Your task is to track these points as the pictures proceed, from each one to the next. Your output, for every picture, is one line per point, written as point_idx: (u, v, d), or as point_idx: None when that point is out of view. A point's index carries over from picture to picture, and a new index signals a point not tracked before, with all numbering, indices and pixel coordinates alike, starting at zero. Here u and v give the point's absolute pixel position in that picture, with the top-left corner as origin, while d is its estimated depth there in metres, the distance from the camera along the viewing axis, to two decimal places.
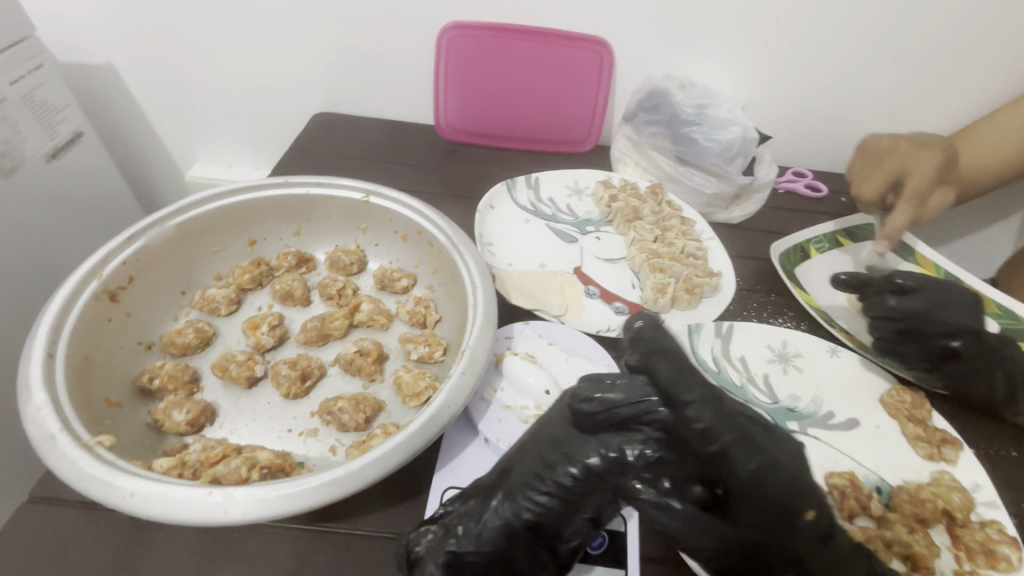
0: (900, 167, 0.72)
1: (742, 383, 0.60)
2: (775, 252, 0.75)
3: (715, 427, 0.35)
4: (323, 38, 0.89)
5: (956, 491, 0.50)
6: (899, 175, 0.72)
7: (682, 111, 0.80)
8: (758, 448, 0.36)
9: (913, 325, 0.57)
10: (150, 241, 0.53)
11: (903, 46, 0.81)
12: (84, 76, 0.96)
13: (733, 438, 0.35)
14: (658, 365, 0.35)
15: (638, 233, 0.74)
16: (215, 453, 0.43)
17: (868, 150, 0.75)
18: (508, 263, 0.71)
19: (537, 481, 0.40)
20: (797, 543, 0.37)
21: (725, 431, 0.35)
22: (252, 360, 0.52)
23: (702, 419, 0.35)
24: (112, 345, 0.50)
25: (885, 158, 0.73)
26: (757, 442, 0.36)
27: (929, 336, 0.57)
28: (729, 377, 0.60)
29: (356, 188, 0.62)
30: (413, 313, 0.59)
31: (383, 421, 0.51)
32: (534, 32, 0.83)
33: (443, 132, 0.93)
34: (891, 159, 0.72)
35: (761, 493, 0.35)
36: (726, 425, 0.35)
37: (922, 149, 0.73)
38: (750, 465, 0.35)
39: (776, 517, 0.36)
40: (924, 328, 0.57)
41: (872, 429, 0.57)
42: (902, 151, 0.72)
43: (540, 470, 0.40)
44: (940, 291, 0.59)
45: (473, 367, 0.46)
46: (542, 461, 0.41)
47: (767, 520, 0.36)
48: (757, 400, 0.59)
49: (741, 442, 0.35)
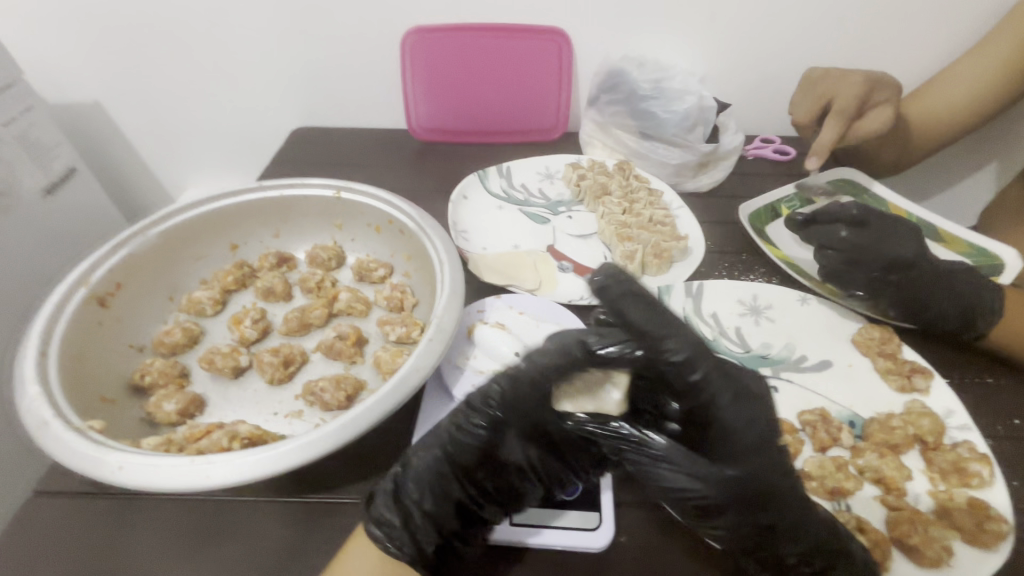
0: (828, 93, 0.78)
1: (714, 337, 0.62)
2: (744, 214, 0.77)
3: (693, 360, 0.41)
4: (294, 56, 0.93)
5: (926, 417, 0.51)
6: (829, 98, 0.77)
7: (640, 87, 0.83)
8: (731, 381, 0.43)
9: (852, 253, 0.60)
10: (134, 248, 0.56)
11: (850, 4, 0.83)
12: (74, 115, 1.01)
13: (712, 372, 0.42)
14: (626, 305, 0.42)
15: (607, 208, 0.76)
16: (198, 430, 0.45)
17: (807, 78, 0.81)
18: (483, 247, 0.74)
19: (482, 408, 0.44)
20: (770, 476, 0.40)
21: (700, 366, 0.41)
22: (237, 351, 0.55)
23: (680, 352, 0.41)
24: (105, 348, 0.52)
25: (815, 87, 0.79)
26: (731, 378, 0.43)
27: (870, 266, 0.60)
28: (701, 332, 0.62)
29: (327, 186, 0.65)
30: (389, 298, 0.62)
31: (364, 398, 0.53)
32: (491, 28, 0.87)
33: (416, 134, 0.96)
34: (821, 90, 0.78)
35: (729, 421, 0.42)
36: (703, 359, 0.42)
37: (852, 74, 0.78)
38: (727, 397, 0.42)
39: (746, 449, 0.41)
40: (863, 257, 0.60)
41: (845, 368, 0.58)
42: (835, 76, 0.78)
43: (526, 396, 0.44)
44: (887, 225, 0.62)
45: (441, 333, 0.48)
46: (530, 391, 0.44)
47: (744, 453, 0.41)
48: (729, 351, 0.60)
49: (719, 376, 0.42)
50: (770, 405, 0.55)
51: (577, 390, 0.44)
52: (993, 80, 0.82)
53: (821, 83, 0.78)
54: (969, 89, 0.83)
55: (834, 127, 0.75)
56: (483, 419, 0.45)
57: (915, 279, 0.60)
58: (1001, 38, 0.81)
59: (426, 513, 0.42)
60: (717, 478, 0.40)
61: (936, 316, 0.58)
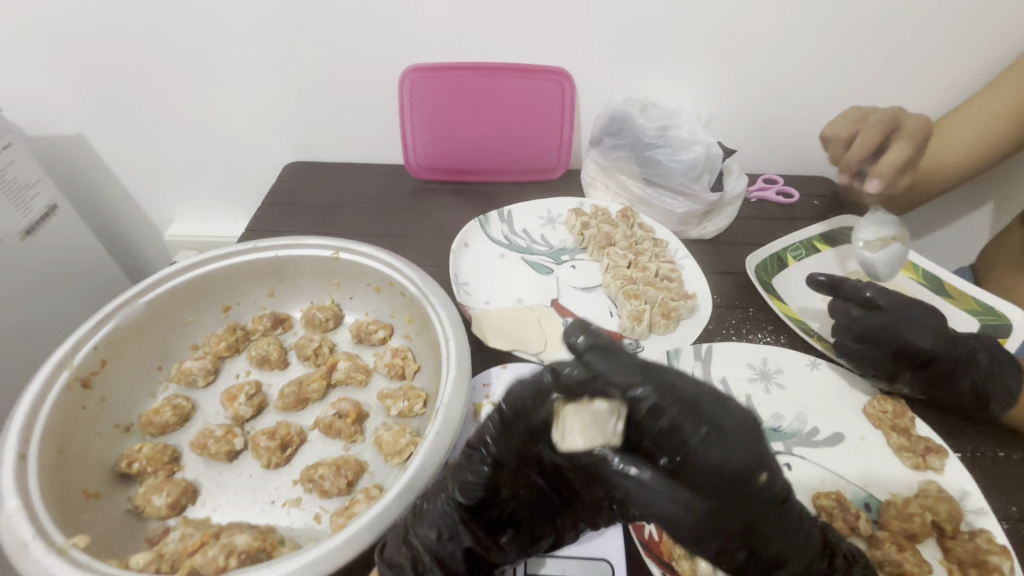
0: (862, 123, 0.75)
1: None
2: (751, 266, 0.75)
3: (660, 403, 0.36)
4: (285, 91, 0.89)
5: (944, 502, 0.50)
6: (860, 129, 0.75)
7: (645, 134, 0.81)
8: (702, 419, 0.36)
9: (875, 335, 0.59)
10: (120, 321, 0.53)
11: (858, 49, 0.82)
12: (54, 147, 0.96)
13: (680, 413, 0.36)
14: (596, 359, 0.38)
15: (612, 260, 0.75)
16: (192, 541, 0.44)
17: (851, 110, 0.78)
18: (485, 301, 0.71)
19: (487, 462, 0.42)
20: (757, 509, 0.37)
21: (669, 407, 0.36)
22: (231, 433, 0.52)
23: (648, 397, 0.36)
24: (89, 433, 0.49)
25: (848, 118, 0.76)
26: (700, 413, 0.36)
27: (891, 345, 0.59)
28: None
29: (325, 246, 0.62)
30: (390, 366, 0.59)
31: (366, 483, 0.51)
32: (493, 67, 0.84)
33: (413, 171, 0.93)
34: (872, 118, 0.74)
35: (705, 464, 0.35)
36: (671, 399, 0.36)
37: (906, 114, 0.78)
38: (697, 436, 0.35)
39: (730, 484, 0.35)
40: (882, 341, 0.59)
41: (858, 442, 0.57)
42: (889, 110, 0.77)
43: (493, 450, 0.42)
44: (913, 309, 0.61)
45: (448, 426, 0.46)
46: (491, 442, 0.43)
47: (720, 486, 0.36)
48: None
49: (687, 408, 0.36)
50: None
51: (539, 446, 0.42)
52: (1001, 127, 0.81)
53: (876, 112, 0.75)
54: (974, 137, 0.81)
55: (901, 152, 0.71)
56: (498, 479, 0.42)
57: (945, 363, 0.58)
58: (1006, 88, 0.79)
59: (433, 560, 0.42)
60: (698, 510, 0.36)
61: (954, 393, 0.58)
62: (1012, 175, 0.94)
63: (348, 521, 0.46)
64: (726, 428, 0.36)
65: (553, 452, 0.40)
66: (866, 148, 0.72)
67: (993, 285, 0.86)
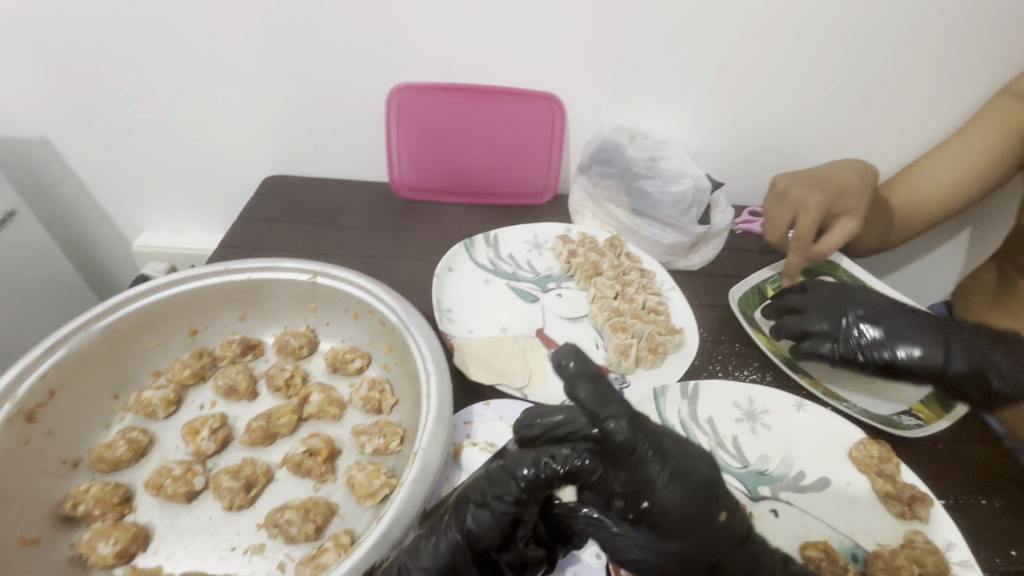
0: (794, 210, 0.76)
1: (710, 448, 0.58)
2: (733, 296, 0.75)
3: (632, 440, 0.39)
4: (268, 103, 0.86)
5: (930, 555, 0.49)
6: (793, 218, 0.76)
7: (634, 164, 0.81)
8: (667, 460, 0.40)
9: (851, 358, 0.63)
10: (73, 348, 0.50)
11: (843, 90, 0.84)
12: (17, 150, 0.91)
13: (649, 448, 0.39)
14: (581, 387, 0.38)
15: (599, 290, 0.74)
16: None
17: (775, 192, 0.79)
18: (468, 330, 0.69)
19: (479, 496, 0.41)
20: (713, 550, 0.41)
21: (640, 441, 0.39)
22: (191, 472, 0.48)
23: (621, 432, 0.38)
24: (30, 471, 0.46)
25: (783, 209, 0.77)
26: (669, 453, 0.40)
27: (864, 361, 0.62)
28: (698, 442, 0.59)
29: (302, 270, 0.60)
30: (367, 399, 0.56)
31: (336, 528, 0.48)
32: (483, 91, 0.83)
33: (397, 190, 0.91)
34: (785, 204, 0.77)
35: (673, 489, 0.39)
36: (641, 434, 0.39)
37: (811, 190, 0.75)
38: (663, 474, 0.39)
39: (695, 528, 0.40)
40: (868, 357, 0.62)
41: (844, 487, 0.56)
42: (794, 194, 0.76)
43: (489, 486, 0.41)
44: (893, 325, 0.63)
45: (425, 473, 0.44)
46: (490, 482, 0.42)
47: (680, 528, 0.40)
48: (726, 466, 0.57)
49: (657, 446, 0.40)
50: (769, 533, 0.53)
51: (535, 479, 0.41)
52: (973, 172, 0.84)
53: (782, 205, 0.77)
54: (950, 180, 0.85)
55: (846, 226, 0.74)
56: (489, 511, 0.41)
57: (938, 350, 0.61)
58: (975, 133, 0.83)
59: None
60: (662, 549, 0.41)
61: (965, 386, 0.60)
62: (985, 216, 0.96)
63: (314, 573, 0.43)
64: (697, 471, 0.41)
65: (543, 480, 0.41)
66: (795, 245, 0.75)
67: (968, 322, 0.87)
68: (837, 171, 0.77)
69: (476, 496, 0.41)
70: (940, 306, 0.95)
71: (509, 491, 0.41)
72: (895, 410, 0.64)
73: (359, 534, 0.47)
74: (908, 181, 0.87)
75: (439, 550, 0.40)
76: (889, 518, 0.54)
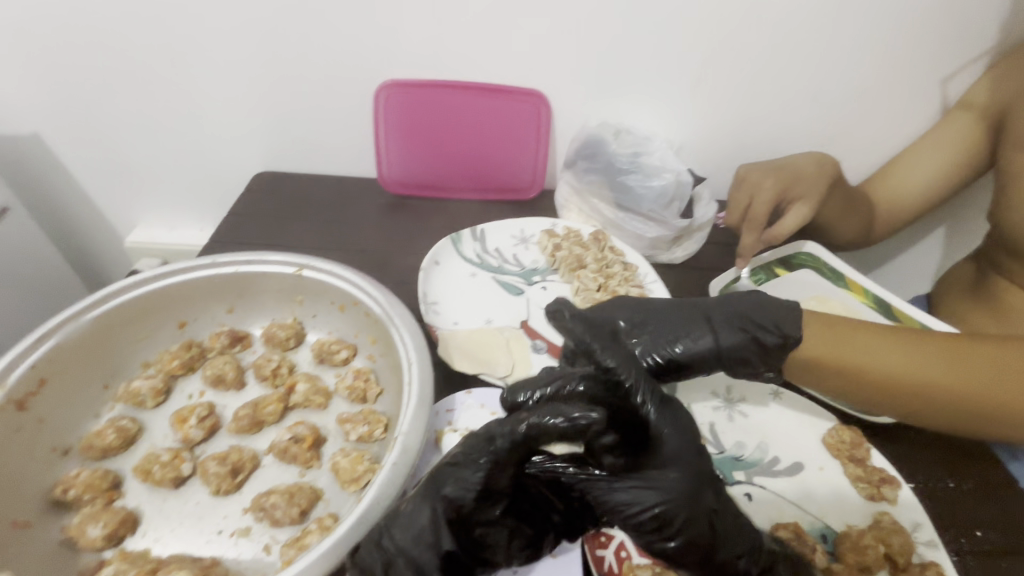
0: (752, 196, 0.79)
1: None
2: (714, 291, 0.77)
3: (620, 369, 0.43)
4: (258, 100, 0.87)
5: (896, 534, 0.51)
6: (750, 202, 0.79)
7: (617, 159, 0.82)
8: (653, 390, 0.44)
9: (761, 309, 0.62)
10: (63, 338, 0.51)
11: (823, 86, 0.85)
12: (9, 147, 0.92)
13: (636, 381, 0.43)
14: (575, 329, 0.47)
15: (583, 283, 0.76)
16: None
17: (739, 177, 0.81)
18: (454, 322, 0.70)
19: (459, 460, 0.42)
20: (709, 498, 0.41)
21: (628, 375, 0.43)
22: (179, 458, 0.50)
23: (610, 363, 0.44)
24: (21, 458, 0.47)
25: (742, 191, 0.80)
26: (653, 393, 0.43)
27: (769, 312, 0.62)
28: None
29: (288, 263, 0.61)
30: (352, 388, 0.58)
31: (321, 512, 0.49)
32: (469, 87, 0.84)
33: (386, 185, 0.92)
34: (744, 189, 0.80)
35: (668, 433, 0.42)
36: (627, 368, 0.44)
37: (770, 177, 0.78)
38: (649, 408, 0.42)
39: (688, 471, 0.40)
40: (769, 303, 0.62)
41: (817, 471, 0.58)
42: (753, 180, 0.79)
43: (474, 449, 0.42)
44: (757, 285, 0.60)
45: (406, 456, 0.45)
46: (470, 446, 0.43)
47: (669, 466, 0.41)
48: None
49: (644, 382, 0.44)
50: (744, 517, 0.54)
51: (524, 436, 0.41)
52: (942, 174, 0.88)
53: (740, 189, 0.80)
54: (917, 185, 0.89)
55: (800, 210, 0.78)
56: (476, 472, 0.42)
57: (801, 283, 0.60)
58: (942, 138, 0.86)
59: (403, 561, 0.40)
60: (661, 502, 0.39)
61: None
62: (964, 210, 0.97)
63: (298, 553, 0.45)
64: (680, 415, 0.43)
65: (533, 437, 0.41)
66: (750, 228, 0.78)
67: (944, 314, 0.88)
68: (797, 161, 0.80)
69: (460, 456, 0.43)
70: (920, 299, 0.96)
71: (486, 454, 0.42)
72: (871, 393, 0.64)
73: (342, 517, 0.49)
74: (881, 184, 0.90)
75: (424, 513, 0.41)
76: (859, 501, 0.55)
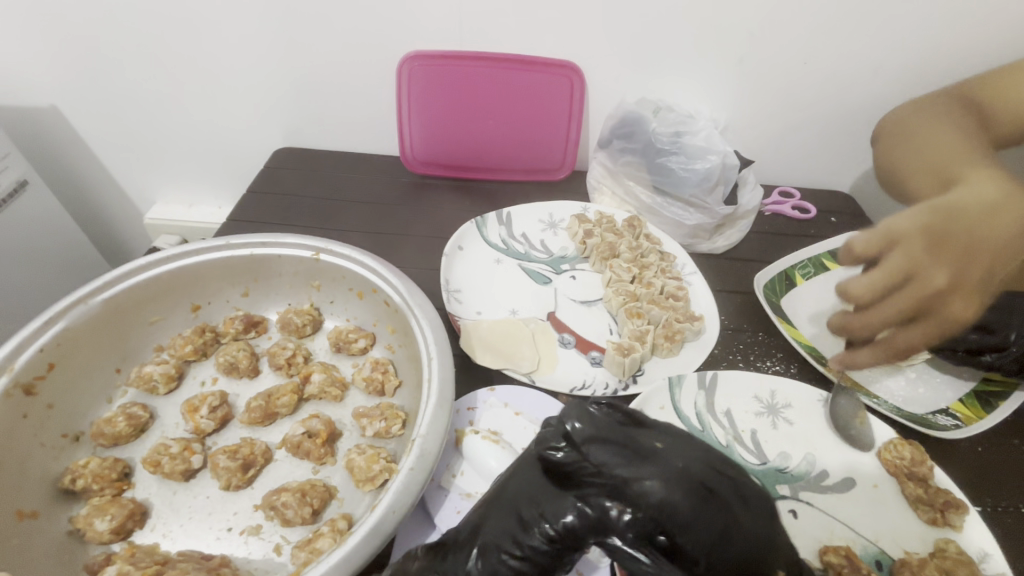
0: (901, 257, 0.40)
1: (727, 442, 0.56)
2: (759, 285, 0.71)
3: (672, 498, 0.35)
4: (276, 72, 0.83)
5: (962, 565, 0.45)
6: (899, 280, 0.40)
7: (657, 139, 0.76)
8: (714, 503, 0.35)
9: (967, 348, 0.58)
10: (72, 322, 0.49)
11: (889, 60, 0.76)
12: (29, 119, 0.91)
13: (693, 501, 0.35)
14: (597, 445, 0.39)
15: (615, 273, 0.71)
16: None
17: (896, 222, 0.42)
18: (477, 312, 0.66)
19: (512, 545, 0.38)
20: None
21: (682, 507, 0.35)
22: (189, 450, 0.48)
23: (658, 491, 0.36)
24: (29, 444, 0.46)
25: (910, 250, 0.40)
26: (714, 505, 0.35)
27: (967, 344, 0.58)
28: (714, 436, 0.56)
29: (304, 246, 0.58)
30: (369, 380, 0.54)
31: (334, 512, 0.47)
32: (497, 59, 0.78)
33: (409, 164, 0.88)
34: (913, 248, 0.40)
35: (730, 556, 0.34)
36: (682, 490, 0.36)
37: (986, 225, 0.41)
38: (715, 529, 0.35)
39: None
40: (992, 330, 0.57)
41: (870, 489, 0.52)
42: (917, 240, 0.40)
43: (518, 532, 0.38)
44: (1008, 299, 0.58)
45: (423, 462, 0.42)
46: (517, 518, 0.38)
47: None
48: (744, 462, 0.54)
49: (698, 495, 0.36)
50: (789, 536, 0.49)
51: (570, 527, 0.37)
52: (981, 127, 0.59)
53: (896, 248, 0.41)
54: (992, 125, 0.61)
55: (915, 257, 0.40)
56: (517, 559, 0.38)
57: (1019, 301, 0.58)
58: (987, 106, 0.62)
59: None
60: None
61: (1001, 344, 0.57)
62: None
63: (308, 558, 0.42)
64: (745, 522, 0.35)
65: (578, 529, 0.37)
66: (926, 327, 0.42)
67: None
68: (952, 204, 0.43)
69: (506, 544, 0.38)
70: None
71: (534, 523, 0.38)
72: (930, 408, 0.59)
73: (356, 519, 0.46)
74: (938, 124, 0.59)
75: None
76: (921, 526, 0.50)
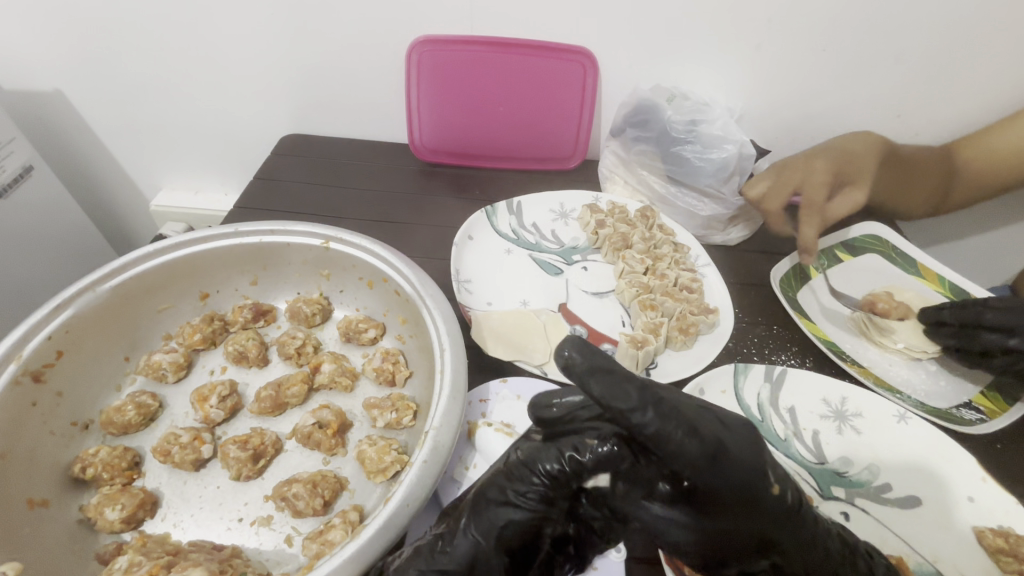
0: (799, 183, 0.71)
1: (786, 436, 0.55)
2: (776, 276, 0.70)
3: (664, 430, 0.32)
4: (283, 57, 0.81)
5: None
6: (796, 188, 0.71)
7: (672, 127, 0.74)
8: (704, 438, 0.32)
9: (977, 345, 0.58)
10: (80, 310, 0.48)
11: (912, 47, 0.74)
12: (33, 104, 0.89)
13: (682, 436, 0.32)
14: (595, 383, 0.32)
15: (628, 264, 0.69)
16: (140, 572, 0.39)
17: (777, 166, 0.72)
18: (488, 302, 0.65)
19: (504, 496, 0.38)
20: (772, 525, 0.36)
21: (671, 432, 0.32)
22: (199, 440, 0.47)
23: (648, 424, 0.32)
24: (39, 433, 0.46)
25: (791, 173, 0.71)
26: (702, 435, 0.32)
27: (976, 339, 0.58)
28: (773, 428, 0.55)
29: (314, 234, 0.57)
30: (380, 370, 0.54)
31: (344, 504, 0.46)
32: (509, 44, 0.76)
33: (417, 152, 0.87)
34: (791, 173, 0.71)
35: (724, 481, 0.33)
36: (676, 423, 0.32)
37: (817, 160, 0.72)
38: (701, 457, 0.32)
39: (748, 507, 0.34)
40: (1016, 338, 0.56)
41: (936, 512, 0.49)
42: (795, 166, 0.71)
43: (509, 482, 0.39)
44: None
45: (436, 455, 0.41)
46: (509, 476, 0.39)
47: (727, 509, 0.34)
48: (800, 458, 0.53)
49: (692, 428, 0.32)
50: None
51: (563, 472, 0.38)
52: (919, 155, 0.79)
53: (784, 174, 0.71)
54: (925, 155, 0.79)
55: (785, 182, 0.71)
56: (514, 510, 0.38)
57: None
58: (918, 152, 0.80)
59: None
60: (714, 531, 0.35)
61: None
62: None
63: (320, 550, 0.41)
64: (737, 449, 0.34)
65: (568, 475, 0.38)
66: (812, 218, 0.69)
67: None
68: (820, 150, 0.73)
69: (496, 494, 0.38)
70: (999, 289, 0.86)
71: (529, 488, 0.38)
72: (953, 402, 0.59)
73: (367, 511, 0.45)
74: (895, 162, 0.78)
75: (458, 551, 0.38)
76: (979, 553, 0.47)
